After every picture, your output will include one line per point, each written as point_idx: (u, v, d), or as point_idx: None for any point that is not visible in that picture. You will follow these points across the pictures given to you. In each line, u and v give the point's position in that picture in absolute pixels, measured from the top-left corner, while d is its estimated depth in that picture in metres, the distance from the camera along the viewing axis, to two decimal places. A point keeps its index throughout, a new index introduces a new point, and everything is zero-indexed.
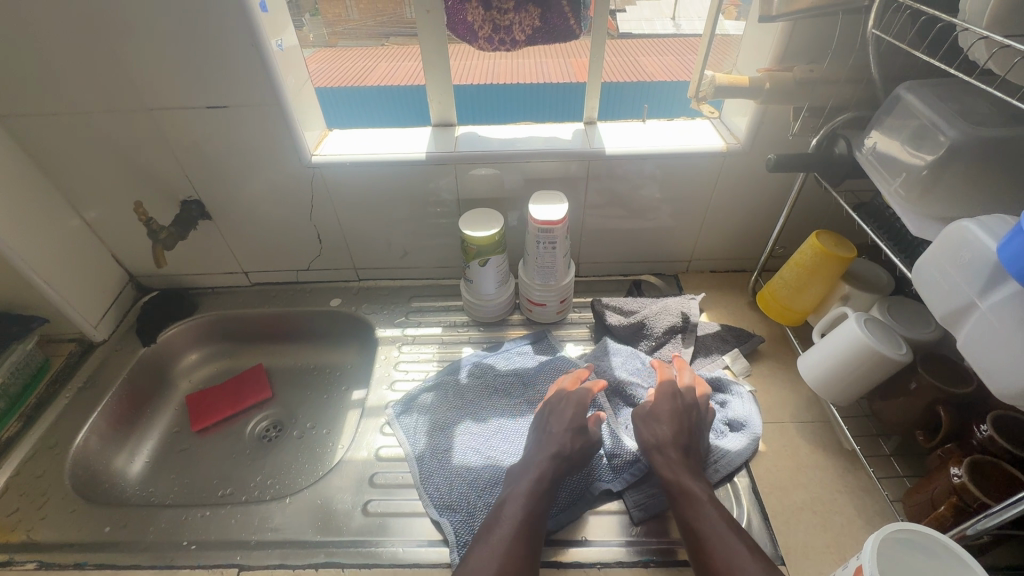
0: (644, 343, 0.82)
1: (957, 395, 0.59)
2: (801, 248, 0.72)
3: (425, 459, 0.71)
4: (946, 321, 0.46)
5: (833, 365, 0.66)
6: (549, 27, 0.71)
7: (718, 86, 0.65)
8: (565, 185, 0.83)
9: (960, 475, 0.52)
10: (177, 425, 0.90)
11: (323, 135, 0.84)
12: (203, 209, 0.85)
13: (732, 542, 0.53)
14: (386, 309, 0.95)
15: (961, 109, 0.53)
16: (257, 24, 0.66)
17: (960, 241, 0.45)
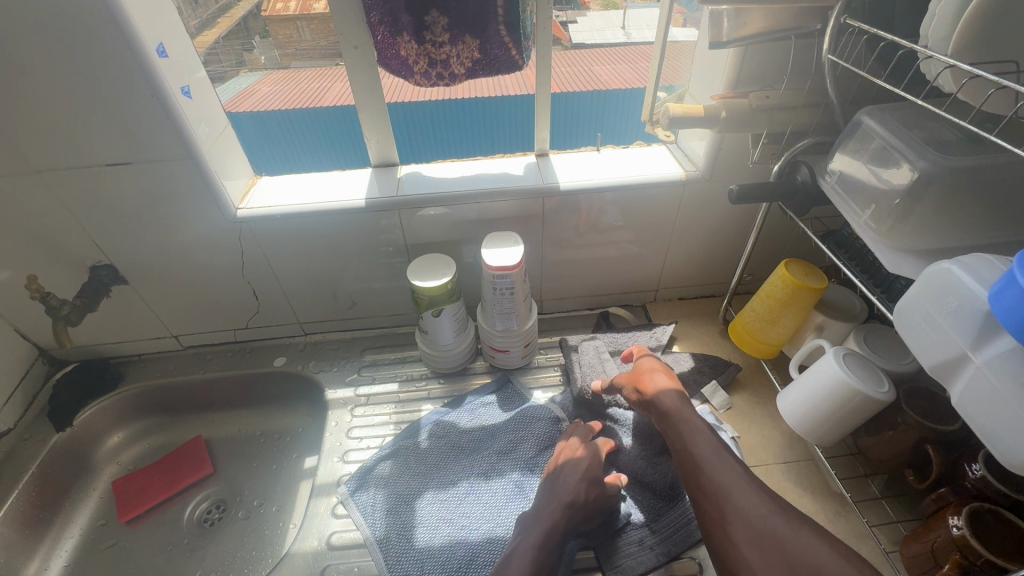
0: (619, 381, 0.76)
1: (945, 431, 0.55)
2: (770, 279, 0.68)
3: (387, 542, 0.63)
4: (936, 372, 0.42)
5: (814, 405, 0.62)
6: (489, 59, 0.66)
7: (672, 116, 0.61)
8: (520, 223, 0.77)
9: (961, 527, 0.48)
10: (102, 518, 0.79)
11: (250, 184, 0.76)
12: (116, 274, 0.76)
13: (728, 472, 0.52)
14: (337, 365, 0.87)
15: (924, 137, 0.51)
16: (156, 72, 0.58)
17: (945, 287, 0.41)
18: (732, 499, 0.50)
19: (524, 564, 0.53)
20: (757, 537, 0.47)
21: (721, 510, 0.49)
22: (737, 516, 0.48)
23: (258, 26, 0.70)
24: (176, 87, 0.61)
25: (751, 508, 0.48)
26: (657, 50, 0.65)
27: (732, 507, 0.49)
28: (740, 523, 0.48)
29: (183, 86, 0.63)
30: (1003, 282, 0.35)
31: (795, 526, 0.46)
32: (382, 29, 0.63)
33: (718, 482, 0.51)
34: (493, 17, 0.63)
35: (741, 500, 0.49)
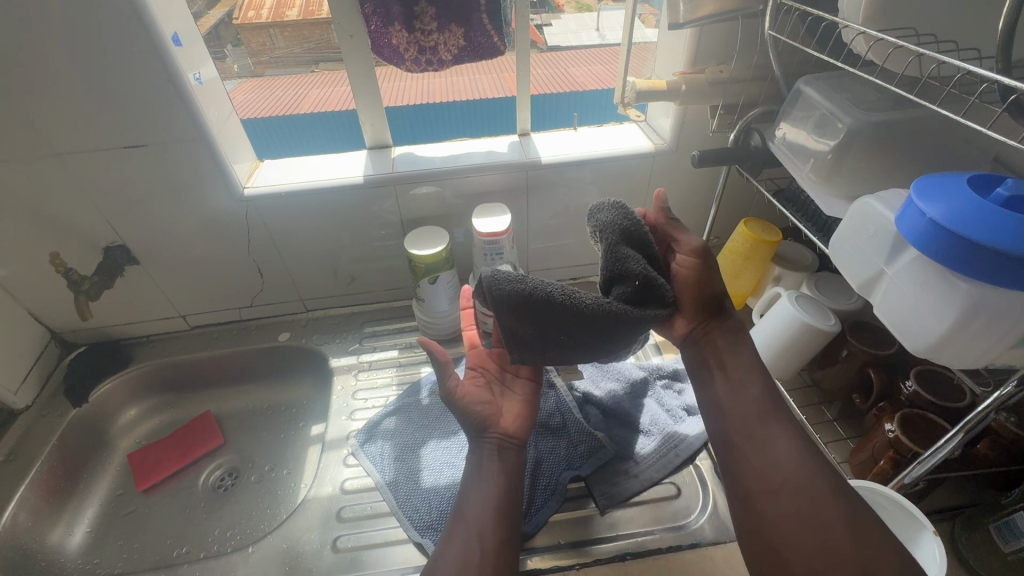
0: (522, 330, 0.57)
1: (883, 356, 0.64)
2: (732, 236, 0.77)
3: (397, 484, 0.69)
4: (863, 290, 0.51)
5: (773, 343, 0.70)
6: (474, 46, 0.73)
7: (639, 91, 0.69)
8: (506, 196, 0.84)
9: (894, 429, 0.56)
10: (120, 488, 0.84)
11: (253, 167, 0.82)
12: (129, 254, 0.81)
13: (773, 441, 0.52)
14: (339, 337, 0.93)
15: (851, 98, 0.59)
16: (171, 59, 0.64)
17: (866, 217, 0.49)
18: (774, 477, 0.50)
19: (476, 482, 0.57)
20: (797, 515, 0.48)
21: (759, 490, 0.50)
22: (776, 495, 0.49)
23: (230, 34, 0.80)
24: (189, 74, 0.67)
25: (792, 487, 0.49)
26: (625, 49, 0.71)
27: (780, 486, 0.49)
28: (778, 502, 0.49)
29: (195, 73, 0.68)
30: (904, 207, 0.44)
31: (831, 502, 0.47)
32: (376, 20, 0.70)
33: (763, 453, 0.52)
34: (477, 7, 0.70)
35: (782, 479, 0.50)
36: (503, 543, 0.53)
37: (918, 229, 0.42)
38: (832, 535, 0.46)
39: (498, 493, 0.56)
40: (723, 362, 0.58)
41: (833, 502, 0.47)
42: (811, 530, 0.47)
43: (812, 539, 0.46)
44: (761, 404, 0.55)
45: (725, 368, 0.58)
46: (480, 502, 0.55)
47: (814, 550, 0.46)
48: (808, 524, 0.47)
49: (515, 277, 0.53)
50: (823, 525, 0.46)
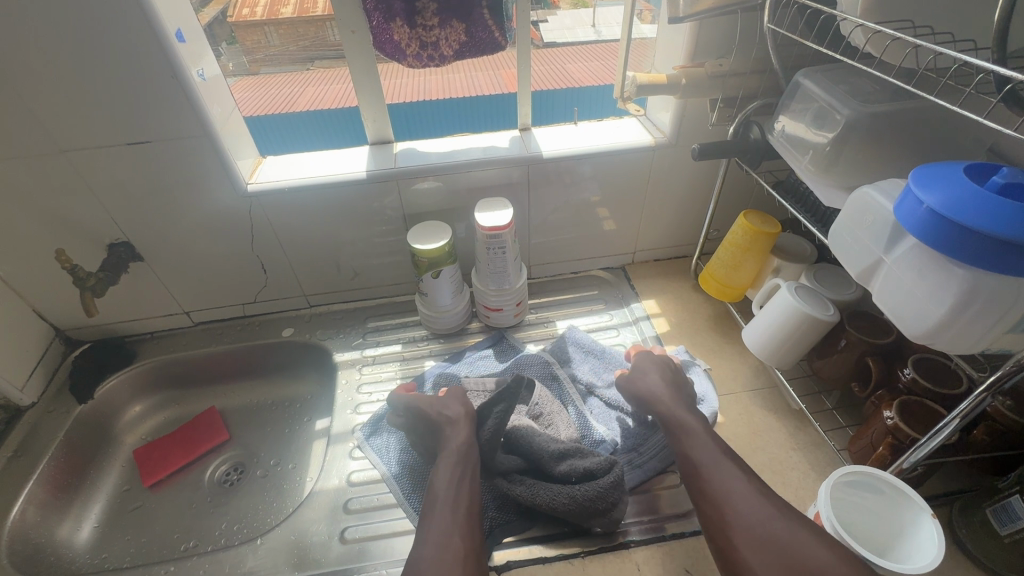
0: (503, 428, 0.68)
1: (881, 345, 0.65)
2: (732, 229, 0.77)
3: (403, 476, 0.70)
4: (861, 279, 0.51)
5: (773, 333, 0.71)
6: (475, 41, 0.73)
7: (639, 85, 0.69)
8: (508, 191, 0.85)
9: (892, 416, 0.57)
10: (126, 484, 0.84)
11: (256, 163, 0.82)
12: (133, 251, 0.81)
13: (729, 474, 0.56)
14: (342, 332, 0.93)
15: (850, 90, 0.60)
16: (175, 56, 0.64)
17: (865, 206, 0.50)
18: (735, 506, 0.53)
19: (449, 484, 0.59)
20: (760, 540, 0.50)
21: (724, 520, 0.53)
22: (739, 523, 0.51)
23: (225, 33, 0.81)
24: (193, 71, 0.67)
25: (750, 512, 0.52)
26: (624, 44, 0.71)
27: (743, 511, 0.52)
28: (741, 529, 0.51)
29: (198, 70, 0.69)
30: (901, 197, 0.45)
31: (791, 525, 0.50)
32: (377, 15, 0.71)
33: (722, 483, 0.55)
34: (478, 3, 0.70)
35: (742, 506, 0.52)
36: (470, 542, 0.54)
37: (916, 217, 0.42)
38: (794, 555, 0.48)
39: (465, 496, 0.58)
40: (676, 417, 0.64)
41: (791, 524, 0.50)
42: (775, 551, 0.49)
43: (778, 561, 0.48)
44: (716, 447, 0.59)
45: (679, 420, 0.63)
46: (448, 501, 0.57)
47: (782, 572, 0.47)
48: (770, 544, 0.49)
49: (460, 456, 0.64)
50: (786, 544, 0.49)
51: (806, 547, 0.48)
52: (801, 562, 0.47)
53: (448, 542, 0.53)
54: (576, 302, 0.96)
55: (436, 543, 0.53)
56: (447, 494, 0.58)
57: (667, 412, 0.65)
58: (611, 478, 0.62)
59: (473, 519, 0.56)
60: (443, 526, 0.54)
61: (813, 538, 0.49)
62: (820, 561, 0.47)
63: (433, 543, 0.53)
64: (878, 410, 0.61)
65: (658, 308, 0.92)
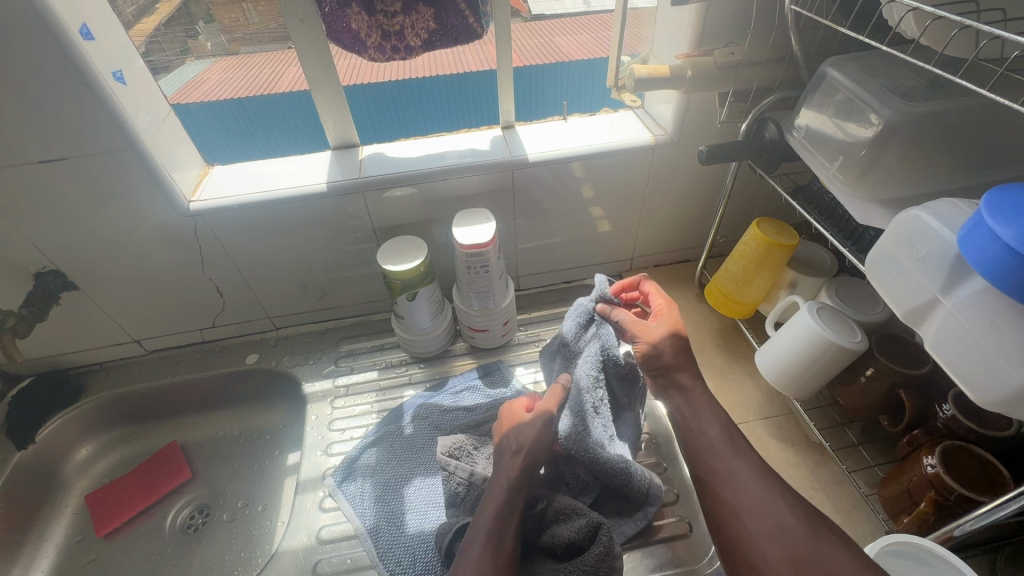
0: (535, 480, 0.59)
1: (915, 377, 0.57)
2: (743, 239, 0.69)
3: (380, 531, 0.62)
4: (908, 319, 0.43)
5: (791, 360, 0.62)
6: (446, 28, 0.62)
7: (638, 78, 0.59)
8: (491, 199, 0.75)
9: (934, 465, 0.50)
10: (77, 534, 0.76)
11: (202, 175, 0.72)
12: (65, 279, 0.71)
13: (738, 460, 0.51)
14: (313, 357, 0.85)
15: (888, 84, 0.51)
16: (83, 58, 0.53)
17: (916, 233, 0.42)
18: (747, 493, 0.49)
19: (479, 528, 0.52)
20: (769, 533, 0.46)
21: (736, 499, 0.49)
22: (753, 517, 0.47)
23: (201, 11, 0.70)
24: (106, 73, 0.56)
25: (762, 502, 0.48)
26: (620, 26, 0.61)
27: (755, 504, 0.48)
28: (755, 522, 0.47)
29: (114, 70, 0.58)
30: (965, 231, 0.36)
31: (804, 520, 0.46)
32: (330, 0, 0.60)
33: (729, 470, 0.51)
34: None
35: (754, 495, 0.48)
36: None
37: (989, 258, 0.34)
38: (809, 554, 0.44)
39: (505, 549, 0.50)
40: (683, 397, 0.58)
41: (805, 524, 0.46)
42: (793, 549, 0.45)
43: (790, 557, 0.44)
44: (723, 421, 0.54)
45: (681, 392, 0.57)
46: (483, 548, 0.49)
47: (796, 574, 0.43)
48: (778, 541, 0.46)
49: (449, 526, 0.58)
50: (799, 542, 0.45)
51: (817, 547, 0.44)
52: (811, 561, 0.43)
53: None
54: None
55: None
56: (485, 540, 0.50)
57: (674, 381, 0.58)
58: (598, 549, 0.53)
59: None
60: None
61: (830, 534, 0.45)
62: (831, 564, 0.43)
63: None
64: (915, 454, 0.54)
65: None
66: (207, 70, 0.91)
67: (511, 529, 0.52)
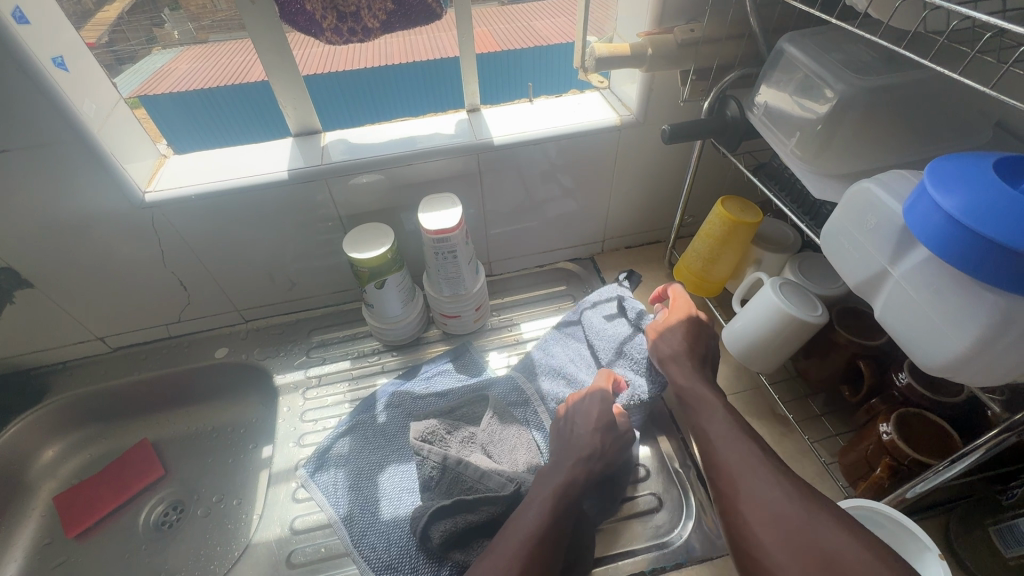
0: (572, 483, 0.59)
1: (873, 348, 0.58)
2: (709, 218, 0.69)
3: (354, 518, 0.62)
4: (861, 290, 0.44)
5: (753, 336, 0.64)
6: (405, 9, 0.61)
7: (599, 58, 0.59)
8: (458, 183, 0.74)
9: (889, 432, 0.51)
10: (47, 536, 0.75)
11: (158, 164, 0.70)
12: (18, 277, 0.69)
13: (744, 447, 0.48)
14: (284, 349, 0.84)
15: (843, 59, 0.51)
16: (18, 45, 0.51)
17: (866, 206, 0.42)
18: (746, 479, 0.46)
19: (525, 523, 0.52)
20: (765, 517, 0.42)
21: (732, 489, 0.46)
22: (749, 499, 0.44)
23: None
24: (45, 60, 0.54)
25: (763, 490, 0.44)
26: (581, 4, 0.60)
27: (752, 491, 0.44)
28: (753, 505, 0.44)
29: (54, 56, 0.55)
30: (909, 205, 0.37)
31: (809, 501, 0.42)
32: None
33: (733, 458, 0.48)
34: None
35: (756, 482, 0.45)
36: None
37: (930, 227, 0.35)
38: (814, 536, 0.40)
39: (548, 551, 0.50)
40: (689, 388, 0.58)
41: (808, 509, 0.41)
42: (790, 530, 0.41)
43: (789, 539, 0.40)
44: (729, 419, 0.52)
45: (694, 390, 0.58)
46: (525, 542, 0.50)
47: (805, 564, 0.39)
48: (774, 525, 0.42)
49: (444, 511, 0.57)
50: (805, 528, 0.40)
51: (820, 525, 0.40)
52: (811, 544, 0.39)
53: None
54: (541, 301, 0.88)
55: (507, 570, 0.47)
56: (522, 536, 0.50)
57: (688, 388, 0.58)
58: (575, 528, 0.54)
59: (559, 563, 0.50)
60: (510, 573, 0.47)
61: (832, 515, 0.41)
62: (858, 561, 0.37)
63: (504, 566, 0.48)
64: (872, 422, 0.55)
65: None
66: (178, 61, 0.90)
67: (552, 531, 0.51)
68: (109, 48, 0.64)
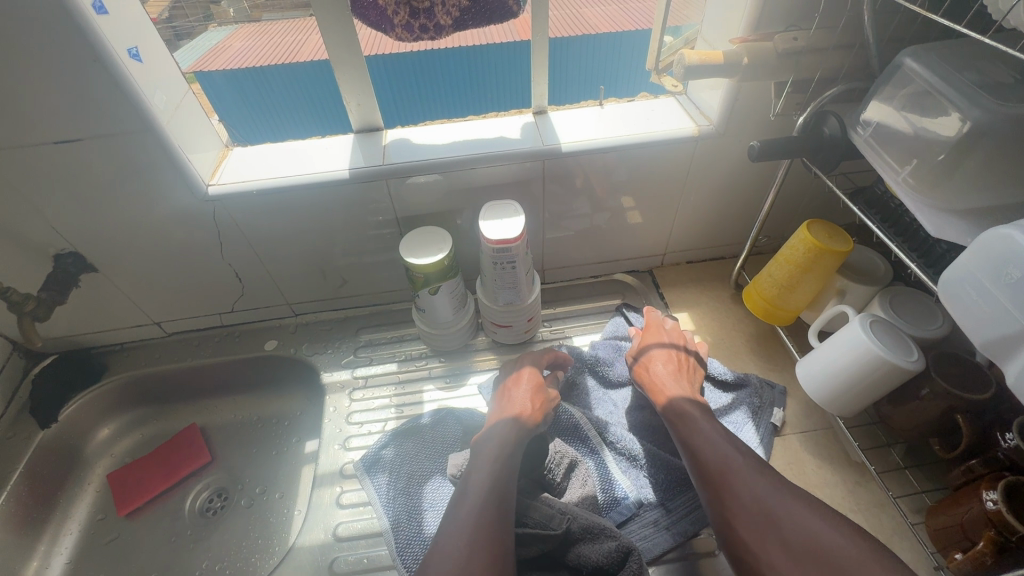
0: (577, 523, 0.56)
1: (973, 402, 0.52)
2: (790, 242, 0.64)
3: (401, 525, 0.61)
4: (989, 348, 0.39)
5: (834, 376, 0.59)
6: (480, 7, 0.57)
7: (688, 65, 0.54)
8: (519, 189, 0.71)
9: (996, 502, 0.46)
10: (100, 512, 0.77)
11: (221, 156, 0.70)
12: (84, 261, 0.70)
13: (728, 452, 0.55)
14: (332, 346, 0.83)
15: (979, 79, 0.45)
16: (97, 36, 0.51)
17: (1004, 254, 0.37)
18: (734, 485, 0.52)
19: (509, 463, 0.58)
20: (757, 519, 0.49)
21: (729, 492, 0.52)
22: (739, 504, 0.51)
23: None
24: (120, 50, 0.53)
25: (758, 491, 0.51)
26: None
27: (742, 496, 0.51)
28: (742, 509, 0.50)
29: (130, 47, 0.55)
30: None
31: (788, 499, 0.50)
32: None
33: (721, 465, 0.54)
34: None
35: (744, 489, 0.51)
36: (505, 520, 0.52)
37: None
38: (810, 539, 0.46)
39: (495, 515, 0.52)
40: (675, 404, 0.62)
41: (790, 504, 0.49)
42: (770, 530, 0.48)
43: (783, 542, 0.47)
44: (715, 427, 0.59)
45: (676, 407, 0.62)
46: (489, 473, 0.56)
47: (799, 562, 0.45)
48: (770, 528, 0.48)
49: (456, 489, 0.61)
50: (786, 523, 0.48)
51: (803, 522, 0.47)
52: (803, 543, 0.46)
53: (491, 524, 0.51)
54: (594, 314, 0.84)
55: (471, 521, 0.51)
56: (476, 504, 0.53)
57: (672, 402, 0.63)
58: None
59: (508, 496, 0.55)
60: (483, 497, 0.54)
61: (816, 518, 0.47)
62: (842, 551, 0.44)
63: (463, 537, 0.50)
64: (973, 485, 0.50)
65: (691, 323, 0.80)
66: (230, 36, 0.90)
67: (501, 502, 0.53)
68: (169, 23, 0.62)
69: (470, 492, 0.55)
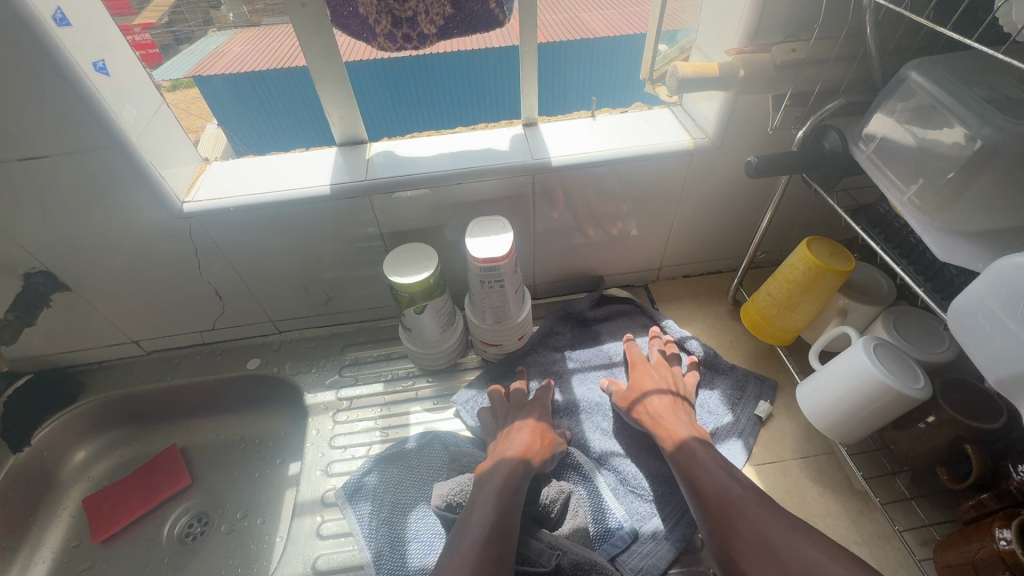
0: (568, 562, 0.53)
1: (984, 431, 0.49)
2: (789, 260, 0.61)
3: (383, 559, 0.59)
4: (1003, 384, 0.36)
5: (837, 402, 0.56)
6: (465, 14, 0.55)
7: (682, 78, 0.51)
8: (508, 205, 0.69)
9: (1010, 541, 0.43)
10: (73, 538, 0.74)
11: (199, 171, 0.67)
12: (55, 280, 0.68)
13: (728, 483, 0.53)
14: (316, 365, 0.81)
15: (988, 95, 0.42)
16: (57, 49, 0.48)
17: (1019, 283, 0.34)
18: (736, 520, 0.49)
19: (509, 502, 0.54)
20: (760, 558, 0.47)
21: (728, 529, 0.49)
22: (743, 542, 0.48)
23: None
24: (84, 63, 0.51)
25: (761, 527, 0.48)
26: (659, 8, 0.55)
27: (744, 531, 0.49)
28: (746, 548, 0.48)
29: (95, 59, 0.52)
30: None
31: (792, 534, 0.47)
32: None
33: (722, 500, 0.51)
34: None
35: (747, 525, 0.49)
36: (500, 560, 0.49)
37: None
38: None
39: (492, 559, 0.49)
40: (673, 432, 0.60)
41: (794, 540, 0.46)
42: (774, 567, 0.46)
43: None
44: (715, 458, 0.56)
45: (675, 436, 0.59)
46: (486, 512, 0.53)
47: None
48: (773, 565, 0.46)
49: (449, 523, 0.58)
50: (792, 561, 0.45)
51: (809, 559, 0.45)
52: None
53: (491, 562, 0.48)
54: None
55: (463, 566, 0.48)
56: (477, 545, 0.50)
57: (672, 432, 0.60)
58: None
59: (507, 533, 0.52)
60: (474, 537, 0.50)
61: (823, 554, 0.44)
62: None
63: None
64: (985, 522, 0.47)
65: None
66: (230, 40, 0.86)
67: (499, 545, 0.50)
68: (169, 28, 0.59)
69: (465, 530, 0.52)
